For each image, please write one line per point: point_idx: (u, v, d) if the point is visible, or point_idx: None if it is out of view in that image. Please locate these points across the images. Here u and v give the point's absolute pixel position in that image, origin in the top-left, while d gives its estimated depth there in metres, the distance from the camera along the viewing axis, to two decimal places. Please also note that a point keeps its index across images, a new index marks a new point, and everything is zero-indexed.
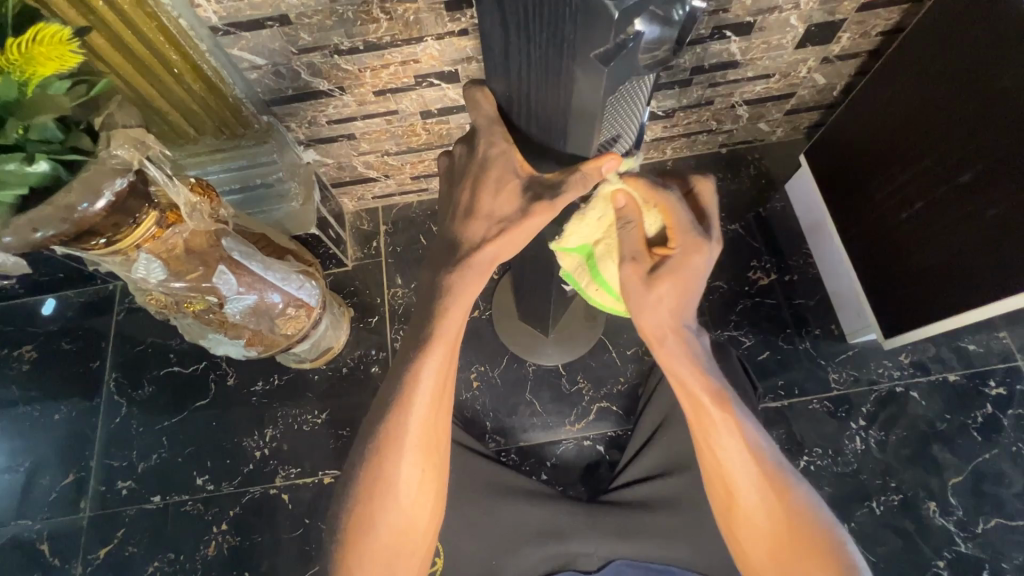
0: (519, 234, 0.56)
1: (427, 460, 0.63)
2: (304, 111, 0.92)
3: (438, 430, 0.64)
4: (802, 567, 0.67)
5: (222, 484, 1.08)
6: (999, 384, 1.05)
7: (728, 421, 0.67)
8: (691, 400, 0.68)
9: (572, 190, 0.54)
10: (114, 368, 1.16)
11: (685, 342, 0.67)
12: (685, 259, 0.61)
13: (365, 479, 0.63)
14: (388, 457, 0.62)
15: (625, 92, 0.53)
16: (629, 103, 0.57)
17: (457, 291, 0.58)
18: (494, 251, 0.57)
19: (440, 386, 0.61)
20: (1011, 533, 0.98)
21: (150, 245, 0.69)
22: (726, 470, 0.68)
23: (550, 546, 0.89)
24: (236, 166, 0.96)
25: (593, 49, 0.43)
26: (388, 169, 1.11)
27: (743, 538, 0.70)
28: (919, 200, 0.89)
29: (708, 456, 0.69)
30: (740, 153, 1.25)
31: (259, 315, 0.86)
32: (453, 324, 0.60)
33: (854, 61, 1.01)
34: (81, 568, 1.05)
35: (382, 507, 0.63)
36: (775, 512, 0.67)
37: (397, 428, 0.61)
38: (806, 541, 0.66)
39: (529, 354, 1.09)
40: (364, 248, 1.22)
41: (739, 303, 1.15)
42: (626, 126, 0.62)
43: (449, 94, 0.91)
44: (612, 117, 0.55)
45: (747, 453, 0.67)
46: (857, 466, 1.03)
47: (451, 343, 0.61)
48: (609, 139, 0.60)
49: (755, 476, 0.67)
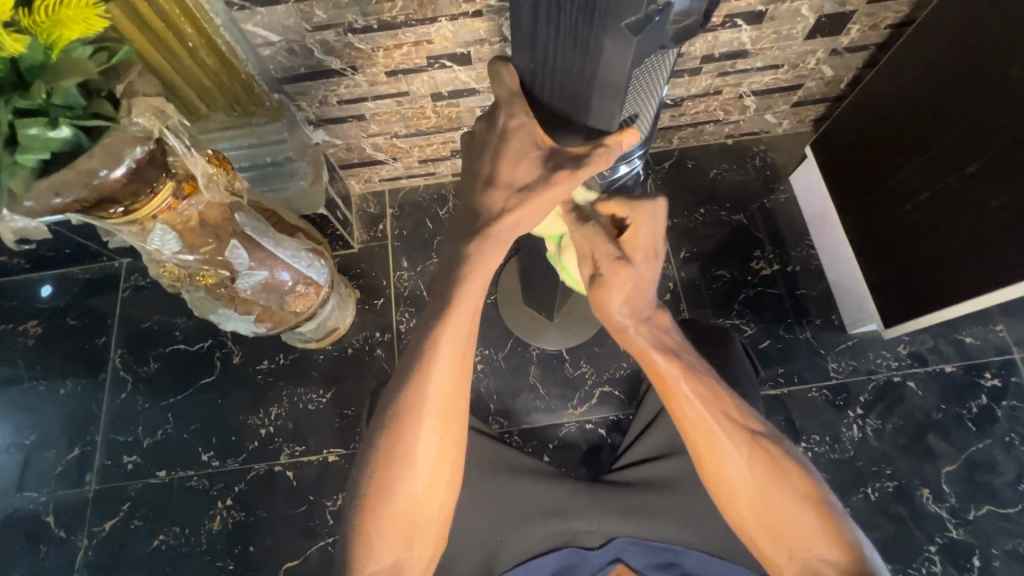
0: (542, 204, 0.56)
1: (444, 431, 0.64)
2: (316, 91, 0.92)
3: (456, 401, 0.64)
4: (785, 500, 0.67)
5: (227, 461, 1.09)
6: (995, 375, 1.07)
7: (692, 389, 0.70)
8: (656, 373, 0.71)
9: (595, 165, 0.55)
10: (120, 344, 1.17)
11: (642, 325, 0.71)
12: (613, 277, 0.65)
13: (384, 447, 0.64)
14: (407, 425, 0.63)
15: (650, 65, 0.54)
16: (650, 79, 0.57)
17: (479, 259, 0.58)
18: (517, 221, 0.57)
19: (460, 356, 0.62)
20: (1002, 520, 1.00)
21: (165, 216, 0.69)
22: (704, 433, 0.69)
23: (552, 524, 0.90)
24: (249, 143, 0.96)
25: (624, 18, 0.44)
26: (397, 151, 1.12)
27: (733, 502, 0.68)
28: (923, 190, 0.90)
29: (687, 422, 0.70)
30: (747, 144, 1.26)
31: (270, 292, 0.86)
32: (475, 292, 0.60)
33: (863, 53, 1.02)
34: (87, 541, 1.05)
35: (401, 475, 0.64)
36: (747, 455, 0.68)
37: (417, 395, 0.62)
38: (789, 490, 0.67)
39: (533, 338, 1.11)
40: (370, 230, 1.23)
41: (741, 293, 1.16)
42: (646, 105, 0.62)
43: (460, 77, 0.92)
44: (637, 90, 0.56)
45: (718, 412, 0.69)
46: (853, 454, 1.05)
47: (472, 313, 0.61)
48: (630, 116, 0.60)
49: (714, 419, 0.69)
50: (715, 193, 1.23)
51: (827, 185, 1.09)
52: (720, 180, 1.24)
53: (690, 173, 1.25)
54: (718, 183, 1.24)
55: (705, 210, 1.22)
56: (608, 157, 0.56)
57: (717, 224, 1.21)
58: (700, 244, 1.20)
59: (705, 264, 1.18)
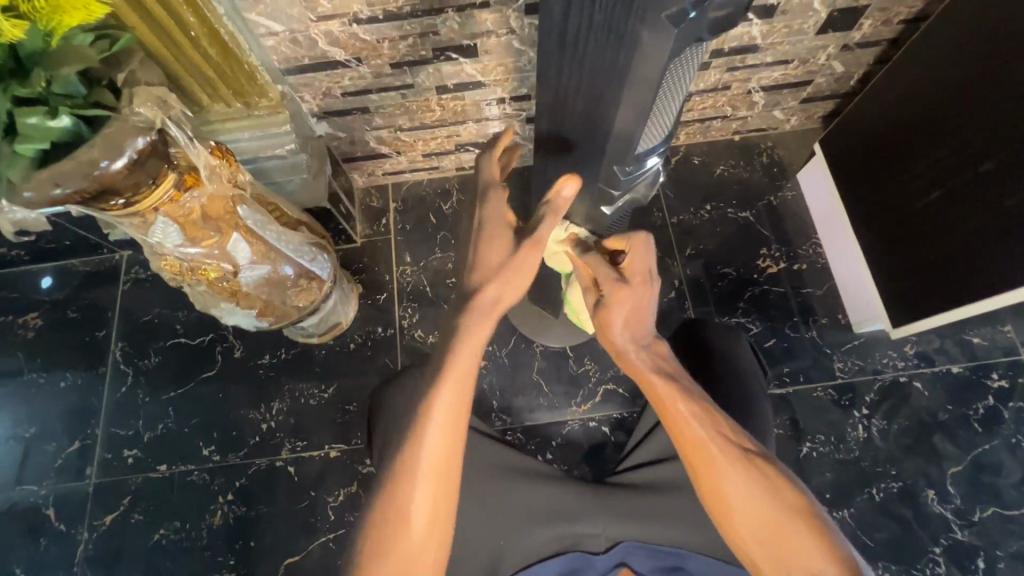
0: (513, 274, 0.60)
1: (439, 495, 0.61)
2: (320, 82, 0.91)
3: (451, 463, 0.61)
4: (783, 523, 0.62)
5: (228, 455, 1.08)
6: (1002, 376, 1.06)
7: (688, 408, 0.67)
8: (652, 393, 0.69)
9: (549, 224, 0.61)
10: (120, 338, 1.16)
11: (642, 348, 0.71)
12: (614, 298, 0.68)
13: (377, 508, 0.61)
14: (401, 484, 0.60)
15: (684, 59, 0.53)
16: (680, 74, 0.56)
17: (470, 330, 0.60)
18: (494, 296, 0.60)
19: (454, 421, 0.60)
20: (1007, 522, 0.99)
21: (167, 209, 0.68)
22: (698, 452, 0.66)
23: (558, 527, 0.88)
24: (250, 134, 0.93)
25: (663, 9, 0.44)
26: (400, 145, 1.11)
27: (730, 522, 0.65)
28: (935, 188, 0.88)
29: (682, 441, 0.66)
30: (754, 141, 1.24)
31: (273, 286, 0.86)
32: (466, 358, 0.59)
33: (874, 49, 1.01)
34: (86, 534, 1.05)
35: (393, 535, 0.60)
36: (745, 478, 0.64)
37: (412, 458, 0.60)
38: (787, 514, 0.63)
39: (537, 334, 1.10)
40: (373, 225, 1.21)
41: (747, 291, 1.15)
42: (673, 99, 0.60)
43: (466, 69, 0.91)
44: (669, 84, 0.55)
45: (714, 431, 0.66)
46: (858, 454, 1.04)
47: (465, 380, 0.60)
48: (659, 111, 0.59)
49: (711, 441, 0.66)
50: (722, 190, 1.22)
51: (839, 184, 1.07)
52: (726, 177, 1.23)
53: (696, 169, 1.23)
54: (724, 180, 1.22)
55: (711, 207, 1.21)
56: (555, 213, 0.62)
57: (723, 222, 1.20)
58: (705, 241, 1.19)
59: (711, 262, 1.17)
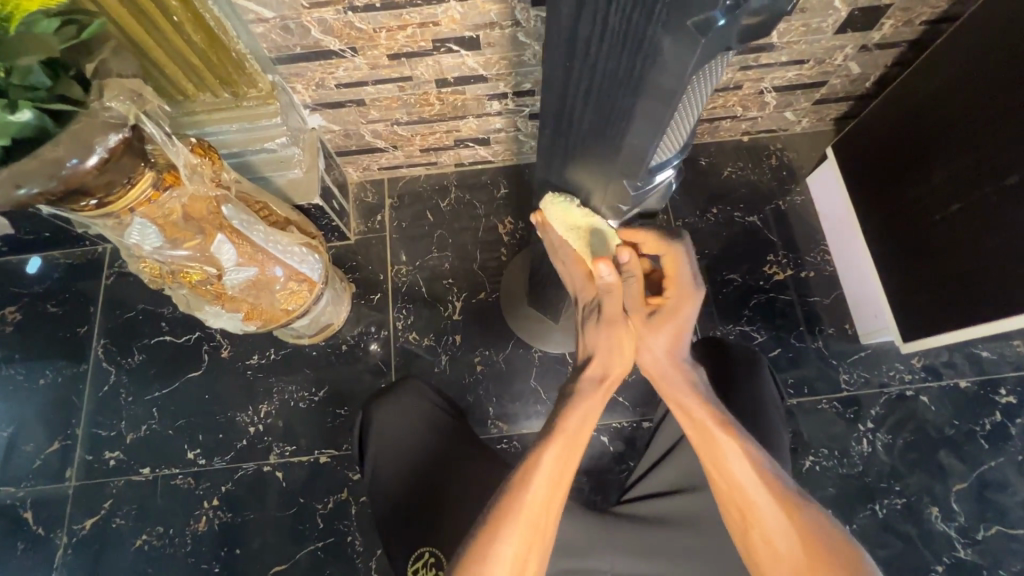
0: (611, 349, 0.68)
1: (532, 546, 0.61)
2: (312, 72, 0.86)
3: (549, 515, 0.63)
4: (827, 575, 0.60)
5: (214, 459, 1.05)
6: (1010, 392, 1.04)
7: (733, 442, 0.66)
8: (701, 426, 0.68)
9: (614, 298, 0.65)
10: (102, 334, 1.11)
11: (689, 373, 0.70)
12: (676, 306, 0.67)
13: (469, 553, 0.61)
14: (503, 525, 0.61)
15: (707, 70, 0.49)
16: (703, 84, 0.52)
17: (583, 399, 0.67)
18: (597, 373, 0.68)
19: (557, 476, 0.64)
20: (1011, 541, 0.97)
21: (145, 210, 0.64)
22: (740, 495, 0.65)
23: (565, 561, 0.79)
24: (239, 126, 0.90)
25: (689, 15, 0.40)
26: (397, 139, 1.06)
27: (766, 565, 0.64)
28: (955, 202, 0.85)
29: (730, 478, 0.65)
30: (763, 142, 1.20)
31: (259, 288, 0.81)
32: (576, 425, 0.66)
33: (894, 50, 0.97)
34: (66, 539, 1.01)
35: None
36: (792, 527, 0.62)
37: (514, 497, 0.63)
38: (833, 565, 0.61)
39: (536, 341, 1.08)
40: (367, 221, 1.17)
41: (752, 299, 1.12)
42: (689, 113, 0.56)
43: (467, 62, 0.86)
44: (687, 97, 0.51)
45: (764, 472, 0.65)
46: (862, 469, 1.02)
47: (572, 443, 0.65)
48: (678, 123, 0.55)
49: (759, 482, 0.64)
50: (729, 193, 1.18)
51: (852, 197, 1.04)
52: (734, 179, 1.19)
53: (703, 170, 1.19)
54: (731, 182, 1.19)
55: (716, 210, 1.17)
56: (614, 288, 0.64)
57: (730, 226, 1.16)
58: (710, 245, 1.15)
59: (716, 268, 1.14)
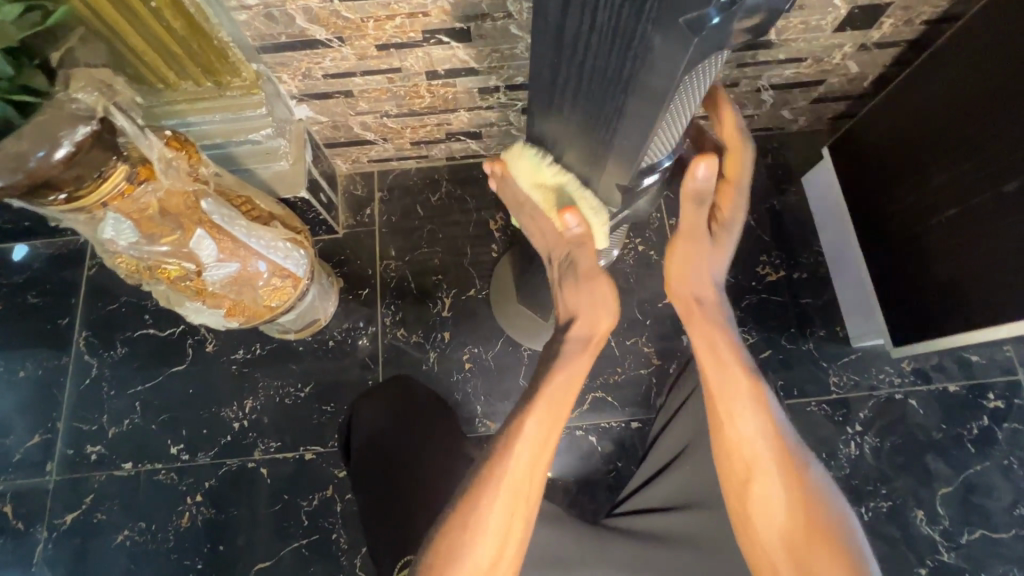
0: (592, 305, 0.72)
1: (516, 510, 0.63)
2: (298, 62, 0.83)
3: (534, 480, 0.64)
4: (816, 542, 0.64)
5: (198, 455, 1.03)
6: (998, 397, 1.04)
7: (751, 387, 0.68)
8: (723, 377, 0.69)
9: (588, 256, 0.69)
10: (84, 327, 1.09)
11: (720, 311, 0.73)
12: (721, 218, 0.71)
13: (456, 516, 0.62)
14: (486, 491, 0.62)
15: (698, 70, 0.48)
16: (694, 85, 0.51)
17: (570, 357, 0.70)
18: (583, 331, 0.71)
19: (542, 439, 0.65)
20: (994, 545, 0.98)
21: (118, 204, 0.64)
22: (746, 446, 0.67)
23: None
24: (222, 117, 0.87)
25: (683, 13, 0.38)
26: (387, 132, 1.04)
27: (755, 520, 0.66)
28: (948, 207, 0.85)
29: (740, 432, 0.67)
30: (759, 140, 1.19)
31: (241, 284, 0.79)
32: (558, 389, 0.68)
33: (893, 50, 0.95)
34: (47, 534, 1.00)
35: (470, 539, 0.61)
36: (791, 488, 0.65)
37: (500, 464, 0.64)
38: (823, 527, 0.64)
39: (525, 339, 1.07)
40: (357, 215, 1.15)
41: (744, 299, 1.11)
42: (679, 116, 0.55)
43: (458, 54, 0.84)
44: (677, 101, 0.50)
45: (774, 430, 0.67)
46: (850, 471, 1.02)
47: (553, 404, 0.67)
48: (667, 125, 0.54)
49: (770, 443, 0.67)
50: None
51: (848, 199, 1.03)
52: None
53: None
54: None
55: None
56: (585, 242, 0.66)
57: None
58: None
59: None
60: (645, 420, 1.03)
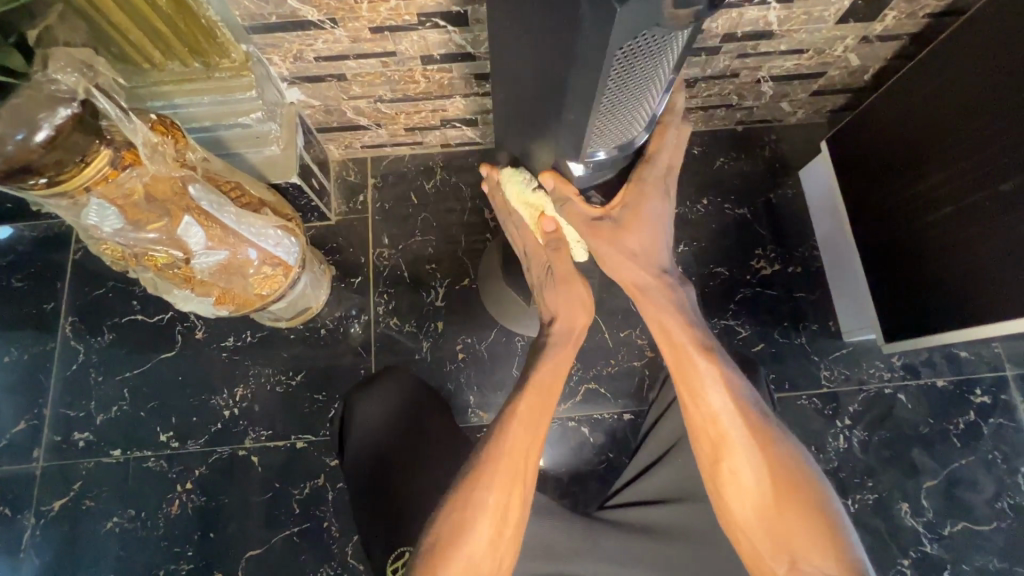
0: (572, 305, 0.72)
1: (513, 488, 0.64)
2: (289, 43, 0.80)
3: (528, 464, 0.66)
4: (792, 517, 0.62)
5: (188, 442, 1.03)
6: (985, 392, 1.05)
7: (713, 368, 0.65)
8: (683, 362, 0.65)
9: (564, 261, 0.70)
10: (70, 312, 1.07)
11: (671, 290, 0.66)
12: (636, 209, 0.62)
13: (455, 498, 0.63)
14: (482, 476, 0.64)
15: (645, 44, 0.45)
16: (648, 62, 0.48)
17: (555, 349, 0.71)
18: (566, 326, 0.72)
19: (533, 424, 0.67)
20: (975, 537, 1.00)
21: (102, 189, 0.63)
22: (712, 425, 0.64)
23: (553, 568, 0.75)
24: (210, 99, 0.85)
25: None
26: (381, 117, 1.01)
27: (730, 500, 0.64)
28: (944, 204, 0.84)
29: (705, 413, 0.64)
30: (757, 132, 1.18)
31: (231, 272, 0.78)
32: (549, 373, 0.70)
33: (895, 43, 0.94)
34: (34, 520, 0.99)
35: (467, 525, 0.62)
36: (763, 465, 0.63)
37: (493, 448, 0.65)
38: (797, 502, 0.62)
39: (507, 322, 1.06)
40: (350, 202, 1.13)
41: (738, 292, 1.11)
42: (636, 99, 0.52)
43: (455, 39, 0.82)
44: (619, 77, 0.47)
45: (740, 408, 0.64)
46: (837, 464, 1.03)
47: (548, 393, 0.69)
48: (621, 105, 0.52)
49: (739, 422, 0.64)
50: (720, 183, 1.16)
51: (843, 197, 1.03)
52: (725, 170, 1.17)
53: (696, 160, 1.17)
54: (723, 173, 1.16)
55: (707, 201, 1.15)
56: (561, 246, 0.69)
57: (720, 217, 1.14)
58: (699, 236, 1.14)
59: (704, 260, 1.13)
60: (637, 412, 1.03)
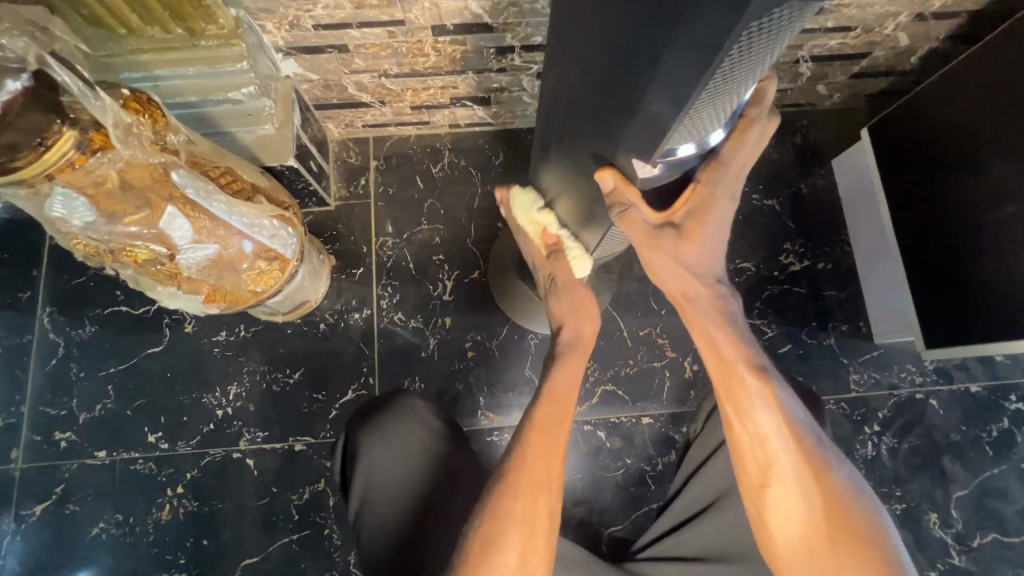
0: (578, 313, 0.71)
1: (538, 500, 0.59)
2: (284, 9, 0.71)
3: (552, 475, 0.61)
4: (845, 551, 0.57)
5: (178, 444, 0.96)
6: (1020, 399, 1.00)
7: (763, 387, 0.59)
8: (731, 379, 0.59)
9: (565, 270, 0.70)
10: (48, 302, 0.99)
11: (720, 301, 0.60)
12: (699, 215, 0.56)
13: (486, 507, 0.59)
14: (506, 488, 0.59)
15: (773, 23, 0.36)
16: (767, 42, 0.38)
17: (564, 360, 0.69)
18: (573, 335, 0.70)
19: (551, 433, 0.63)
20: (1004, 549, 0.96)
21: (67, 176, 0.55)
22: (758, 449, 0.59)
23: None
24: (196, 70, 0.76)
25: None
26: (385, 94, 0.92)
27: (773, 528, 0.59)
28: (1008, 202, 0.77)
29: (753, 434, 0.59)
30: (789, 117, 1.10)
31: (221, 268, 0.70)
32: (563, 381, 0.67)
33: (950, 22, 0.86)
34: (13, 525, 0.93)
35: (499, 541, 0.57)
36: (814, 494, 0.58)
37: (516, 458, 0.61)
38: (851, 536, 0.57)
39: (521, 319, 0.99)
40: (350, 185, 1.05)
41: (765, 290, 1.04)
42: (734, 85, 0.43)
43: (471, 7, 0.72)
44: (733, 62, 0.38)
45: (791, 433, 0.58)
46: (864, 472, 0.98)
47: (563, 402, 0.66)
48: (716, 93, 0.43)
49: (789, 447, 0.58)
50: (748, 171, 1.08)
51: (885, 196, 0.96)
52: None
53: None
54: None
55: None
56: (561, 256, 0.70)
57: (747, 208, 1.07)
58: None
59: (729, 255, 1.06)
60: (657, 416, 0.98)
